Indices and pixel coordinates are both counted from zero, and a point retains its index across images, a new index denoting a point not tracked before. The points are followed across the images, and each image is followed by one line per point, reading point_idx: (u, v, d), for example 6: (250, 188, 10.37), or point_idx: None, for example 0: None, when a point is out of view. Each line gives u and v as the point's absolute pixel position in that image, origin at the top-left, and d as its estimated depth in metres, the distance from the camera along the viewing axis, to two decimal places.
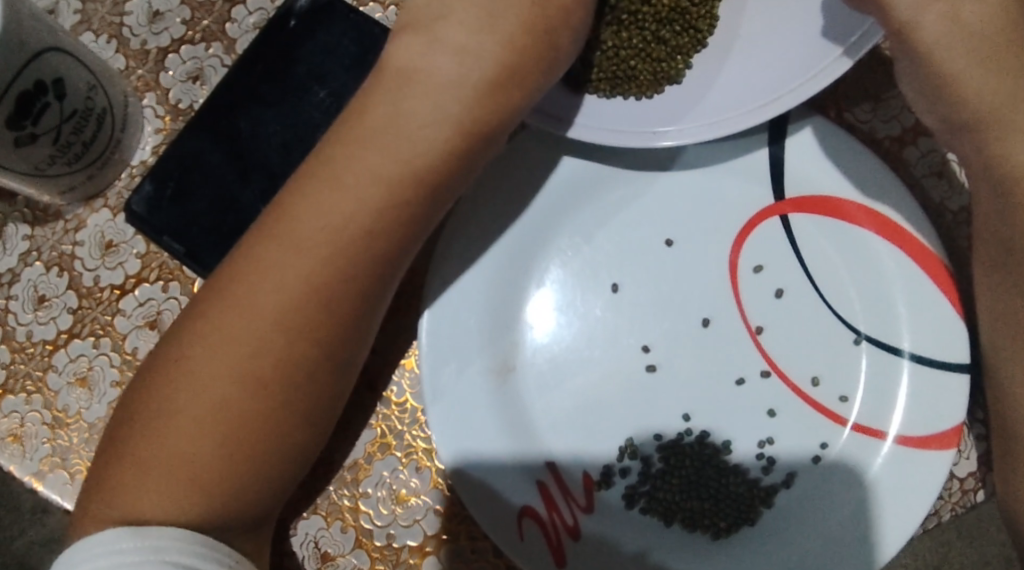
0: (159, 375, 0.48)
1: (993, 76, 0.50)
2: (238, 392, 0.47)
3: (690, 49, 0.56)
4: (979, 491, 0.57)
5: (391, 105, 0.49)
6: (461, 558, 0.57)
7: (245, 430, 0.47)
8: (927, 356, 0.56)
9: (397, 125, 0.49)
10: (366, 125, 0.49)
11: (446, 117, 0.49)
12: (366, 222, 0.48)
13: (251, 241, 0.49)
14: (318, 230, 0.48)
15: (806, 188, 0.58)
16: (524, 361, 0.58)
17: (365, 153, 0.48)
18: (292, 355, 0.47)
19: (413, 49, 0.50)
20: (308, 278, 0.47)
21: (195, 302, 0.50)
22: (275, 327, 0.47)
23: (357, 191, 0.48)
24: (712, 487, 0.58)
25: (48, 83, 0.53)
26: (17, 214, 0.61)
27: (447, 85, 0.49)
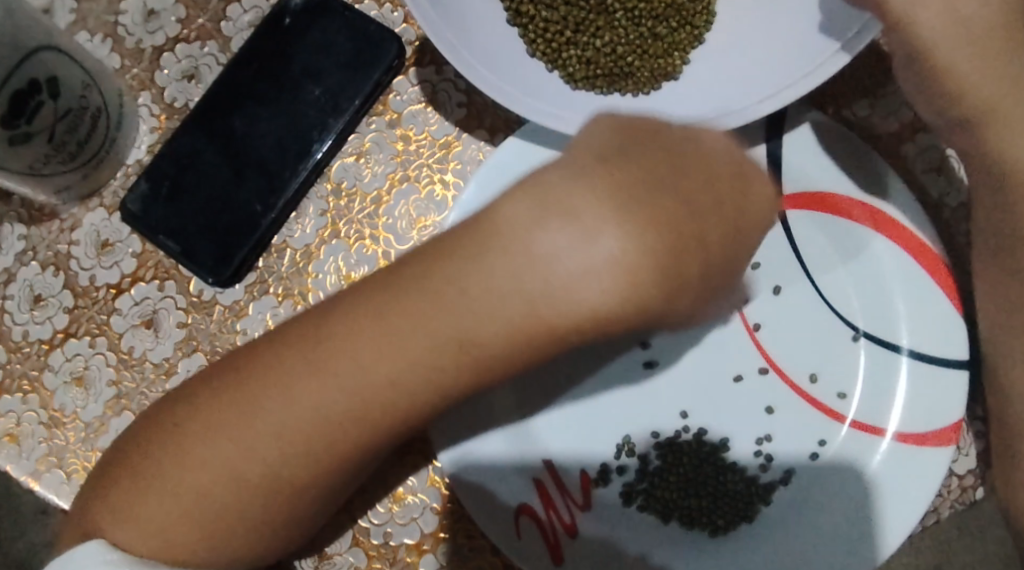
0: (161, 430, 0.45)
1: (992, 70, 0.50)
2: (229, 487, 0.43)
3: (688, 45, 0.56)
4: (978, 488, 0.57)
5: (474, 261, 0.39)
6: (459, 557, 0.57)
7: (238, 523, 0.44)
8: (926, 352, 0.56)
9: (471, 281, 0.39)
10: (441, 265, 0.40)
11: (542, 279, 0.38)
12: (393, 375, 0.40)
13: (286, 334, 0.43)
14: (345, 368, 0.41)
15: (804, 183, 0.57)
16: (552, 454, 0.57)
17: (420, 295, 0.40)
18: (296, 481, 0.43)
19: (526, 203, 0.39)
20: (325, 412, 0.41)
21: (219, 372, 0.44)
22: (285, 457, 0.42)
23: (399, 340, 0.40)
24: (710, 485, 0.57)
25: (41, 81, 0.53)
26: (12, 214, 0.61)
27: (550, 298, 0.38)
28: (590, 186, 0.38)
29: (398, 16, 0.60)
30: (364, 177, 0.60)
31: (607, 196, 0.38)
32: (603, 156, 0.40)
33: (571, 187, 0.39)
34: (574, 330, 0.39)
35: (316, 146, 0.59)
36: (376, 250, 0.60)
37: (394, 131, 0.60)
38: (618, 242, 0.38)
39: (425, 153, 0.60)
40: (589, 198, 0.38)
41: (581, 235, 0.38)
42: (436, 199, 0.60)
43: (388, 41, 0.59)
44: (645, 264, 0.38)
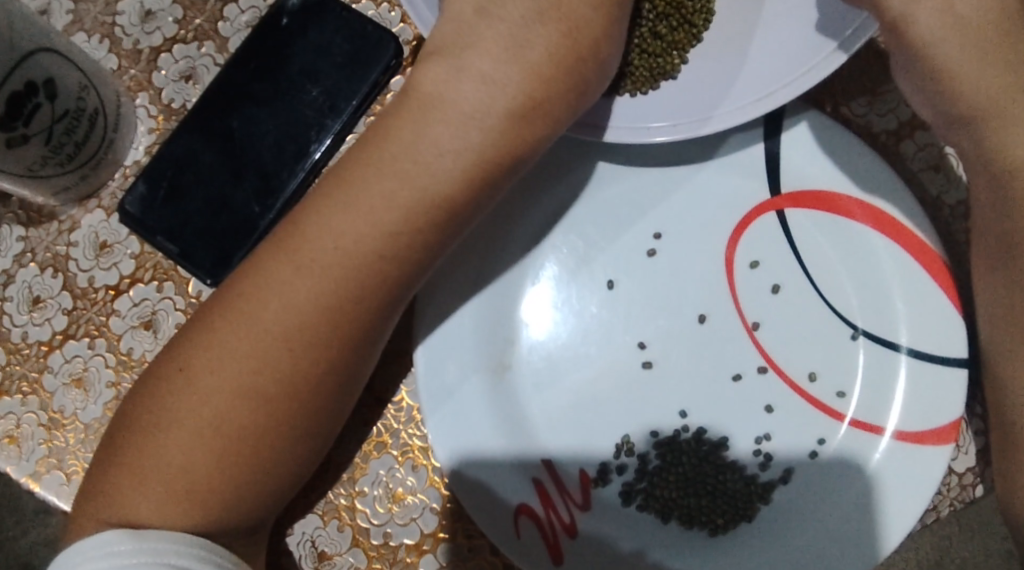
0: (161, 381, 0.48)
1: (990, 69, 0.50)
2: (236, 406, 0.47)
3: (687, 44, 0.55)
4: (978, 485, 0.57)
5: (411, 132, 0.49)
6: (458, 557, 0.57)
7: (250, 441, 0.47)
8: (925, 350, 0.56)
9: (413, 153, 0.48)
10: (384, 142, 0.49)
11: (462, 143, 0.48)
12: (375, 246, 0.48)
13: (263, 253, 0.49)
14: (329, 252, 0.47)
15: (802, 183, 0.57)
16: (519, 359, 0.58)
17: (381, 174, 0.48)
18: (295, 370, 0.47)
19: (436, 70, 0.50)
20: (311, 298, 0.47)
21: (204, 310, 0.49)
22: (281, 347, 0.47)
23: (369, 216, 0.48)
24: (708, 483, 0.58)
25: (38, 84, 0.53)
26: (11, 216, 0.61)
27: (472, 107, 0.49)
28: (481, 56, 0.50)
29: (395, 16, 0.61)
30: None
31: (493, 75, 0.49)
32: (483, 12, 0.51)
33: (468, 53, 0.50)
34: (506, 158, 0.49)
35: (314, 147, 0.59)
36: None
37: None
38: (524, 70, 0.50)
39: None
40: (485, 57, 0.50)
41: (485, 77, 0.49)
42: None
43: (385, 41, 0.59)
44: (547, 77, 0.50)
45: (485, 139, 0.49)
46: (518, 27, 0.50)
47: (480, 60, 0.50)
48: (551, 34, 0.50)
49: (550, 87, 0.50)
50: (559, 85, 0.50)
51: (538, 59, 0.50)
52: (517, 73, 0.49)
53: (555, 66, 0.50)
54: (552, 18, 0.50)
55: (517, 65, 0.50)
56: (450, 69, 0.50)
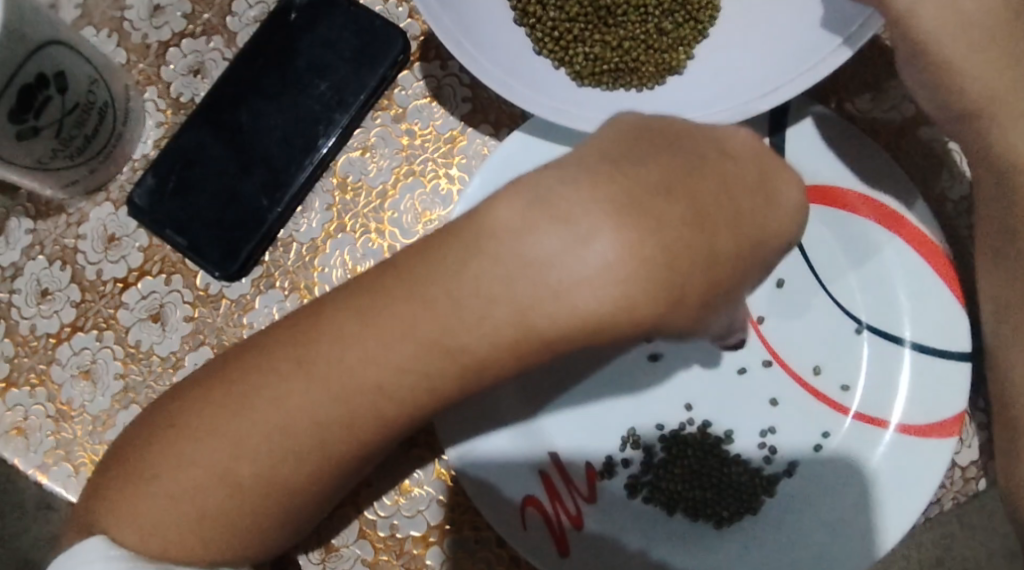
0: (154, 428, 0.44)
1: (993, 64, 0.50)
2: (219, 488, 0.42)
3: (692, 41, 0.56)
4: (981, 479, 0.57)
5: (459, 262, 0.39)
6: (464, 548, 0.58)
7: (226, 525, 0.43)
8: (928, 343, 0.56)
9: (457, 284, 0.39)
10: (431, 265, 0.39)
11: (518, 308, 0.38)
12: (381, 379, 0.40)
13: (279, 336, 0.42)
14: (337, 371, 0.40)
15: (808, 176, 0.57)
16: (557, 424, 0.58)
17: (410, 300, 0.39)
18: (276, 477, 0.42)
19: (517, 208, 0.38)
20: (311, 416, 0.41)
21: (212, 370, 0.44)
22: (271, 454, 0.42)
23: (386, 345, 0.40)
24: (714, 477, 0.57)
25: (50, 76, 0.53)
26: (19, 208, 0.62)
27: (539, 268, 0.37)
28: (591, 195, 0.37)
29: (402, 12, 0.60)
30: (369, 171, 0.60)
31: (592, 212, 0.37)
32: (614, 158, 0.39)
33: (562, 201, 0.38)
34: (564, 342, 0.39)
35: (321, 141, 0.59)
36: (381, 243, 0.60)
37: (399, 125, 0.60)
38: (620, 239, 0.37)
39: (431, 147, 0.60)
40: (582, 212, 0.37)
41: (576, 237, 0.37)
42: (441, 193, 0.60)
43: (393, 35, 0.59)
44: (644, 260, 0.37)
45: (543, 307, 0.38)
46: (638, 169, 0.38)
47: (588, 205, 0.37)
48: (673, 217, 0.37)
49: (647, 267, 0.37)
50: (654, 288, 0.37)
51: (641, 241, 0.37)
52: (612, 250, 0.37)
53: (657, 252, 0.37)
54: (680, 197, 0.38)
55: (617, 233, 0.37)
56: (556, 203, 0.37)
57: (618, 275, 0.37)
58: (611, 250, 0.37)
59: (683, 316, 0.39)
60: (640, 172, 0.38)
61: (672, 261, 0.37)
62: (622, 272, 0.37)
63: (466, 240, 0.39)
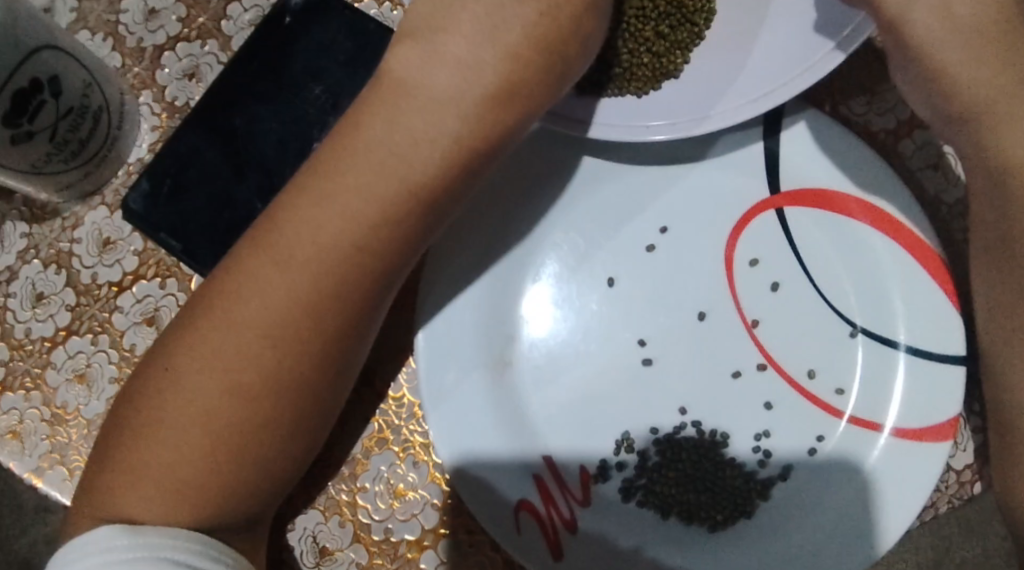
0: (147, 381, 0.48)
1: (986, 68, 0.50)
2: (225, 403, 0.46)
3: (689, 43, 0.55)
4: (976, 483, 0.57)
5: (385, 123, 0.47)
6: (459, 553, 0.58)
7: (241, 443, 0.47)
8: (924, 348, 0.56)
9: (394, 145, 0.47)
10: (367, 136, 0.47)
11: (439, 131, 0.47)
12: (358, 239, 0.47)
13: (241, 250, 0.48)
14: (307, 246, 0.47)
15: (802, 181, 0.58)
16: (519, 357, 0.58)
17: (358, 173, 0.47)
18: (280, 369, 0.47)
19: (411, 57, 0.48)
20: (295, 291, 0.47)
21: (186, 309, 0.49)
22: (262, 343, 0.47)
23: (348, 213, 0.47)
24: (709, 480, 0.58)
25: (44, 81, 0.53)
26: (14, 212, 0.62)
27: (446, 97, 0.47)
28: (458, 17, 0.48)
29: (397, 15, 0.61)
30: None
31: (449, 63, 0.48)
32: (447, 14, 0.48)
33: (440, 43, 0.48)
34: (487, 130, 0.48)
35: (316, 145, 0.59)
36: None
37: None
38: (495, 51, 0.48)
39: None
40: (457, 43, 0.48)
41: (456, 65, 0.48)
42: None
43: (387, 40, 0.59)
44: (519, 53, 0.48)
45: (467, 126, 0.47)
46: (480, 32, 0.48)
47: (456, 57, 0.48)
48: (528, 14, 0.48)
49: (525, 62, 0.48)
50: (522, 99, 0.48)
51: (512, 46, 0.48)
52: (488, 52, 0.48)
53: (534, 49, 0.48)
54: None
55: (494, 43, 0.48)
56: (423, 60, 0.48)
57: (513, 80, 0.48)
58: (491, 52, 0.48)
59: (569, 69, 0.50)
60: None
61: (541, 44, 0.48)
62: (505, 73, 0.48)
63: (384, 102, 0.47)
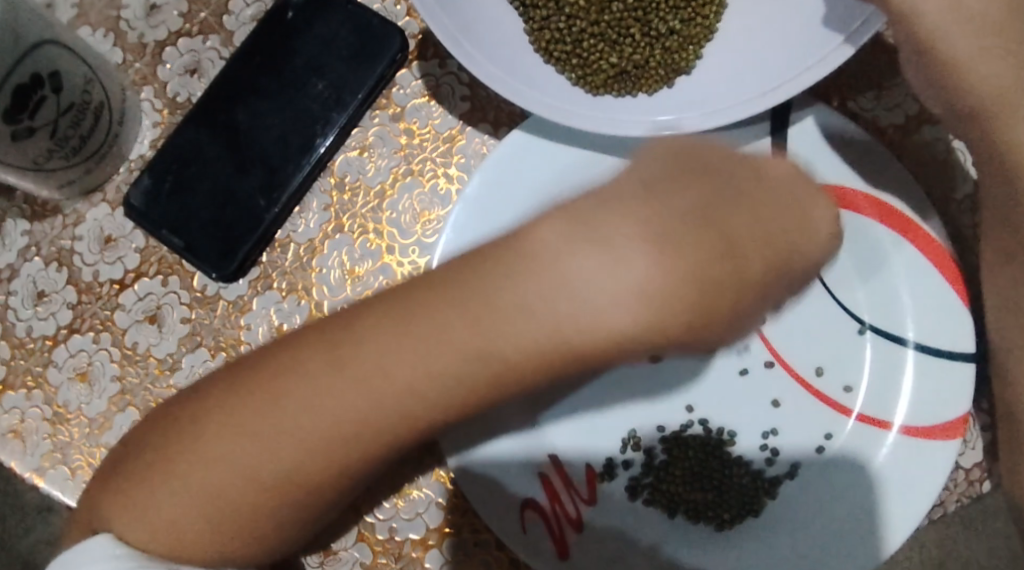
0: (185, 421, 0.46)
1: (999, 61, 0.49)
2: (258, 486, 0.44)
3: (703, 37, 0.54)
4: (985, 481, 0.57)
5: (557, 253, 0.41)
6: (463, 552, 0.57)
7: (247, 522, 0.45)
8: (932, 345, 0.55)
9: (517, 292, 0.41)
10: (491, 284, 0.42)
11: (620, 287, 0.41)
12: (477, 359, 0.42)
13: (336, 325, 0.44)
14: (423, 348, 0.42)
15: (812, 177, 0.56)
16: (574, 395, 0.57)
17: (459, 311, 0.42)
18: (326, 477, 0.44)
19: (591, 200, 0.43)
20: (383, 403, 0.42)
21: (247, 358, 0.46)
22: (319, 448, 0.43)
23: (488, 330, 0.41)
24: (716, 478, 0.57)
25: (44, 76, 0.53)
26: (15, 209, 0.61)
27: (637, 245, 0.41)
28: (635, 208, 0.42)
29: (401, 10, 0.60)
30: (367, 171, 0.60)
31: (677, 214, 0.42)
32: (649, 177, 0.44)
33: (601, 213, 0.42)
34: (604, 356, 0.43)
35: (319, 141, 0.59)
36: (391, 260, 0.59)
37: (397, 124, 0.60)
38: (650, 260, 0.41)
39: (429, 146, 0.60)
40: (616, 217, 0.42)
41: (619, 259, 0.41)
42: (439, 192, 0.60)
43: (390, 34, 0.58)
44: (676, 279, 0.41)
45: (648, 319, 0.42)
46: (631, 227, 0.42)
47: (694, 247, 0.42)
48: None
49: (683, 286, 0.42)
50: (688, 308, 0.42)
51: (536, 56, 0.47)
52: (644, 268, 0.41)
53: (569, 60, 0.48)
54: None
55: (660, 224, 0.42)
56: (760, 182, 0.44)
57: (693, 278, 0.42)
58: (642, 271, 0.41)
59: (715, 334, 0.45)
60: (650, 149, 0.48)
61: (706, 283, 0.42)
62: (652, 293, 0.41)
63: (578, 229, 0.42)
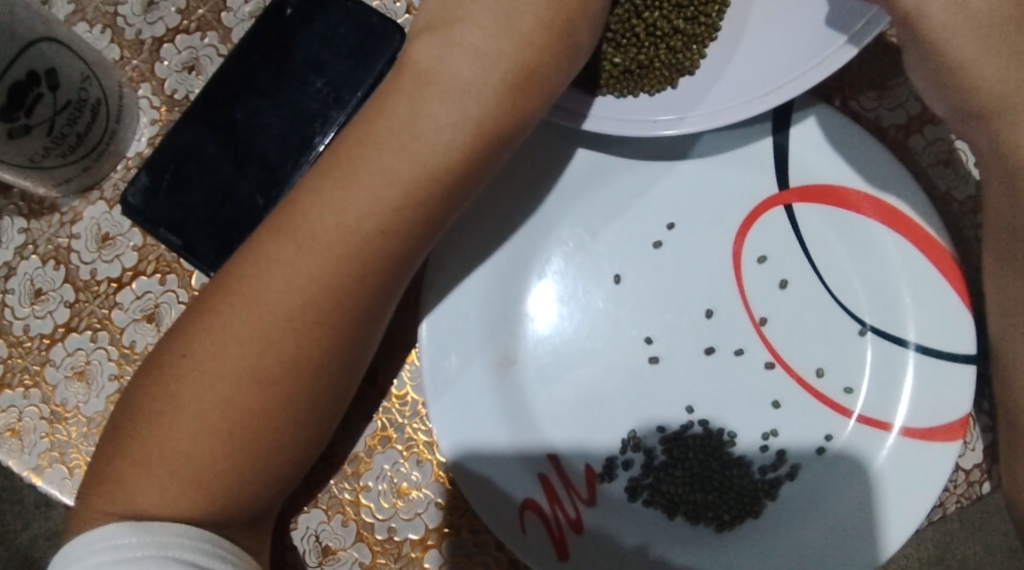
0: (156, 374, 0.47)
1: (1003, 63, 0.49)
2: (237, 392, 0.46)
3: (706, 37, 0.54)
4: (985, 482, 0.56)
5: (408, 110, 0.47)
6: (462, 552, 0.57)
7: (257, 432, 0.46)
8: (933, 347, 0.55)
9: (415, 125, 0.47)
10: (382, 117, 0.47)
11: (458, 119, 0.47)
12: (384, 218, 0.47)
13: (258, 238, 0.48)
14: (339, 223, 0.47)
15: (811, 178, 0.57)
16: (524, 351, 0.58)
17: (380, 182, 0.47)
18: (296, 359, 0.47)
19: (430, 45, 0.48)
20: (314, 276, 0.46)
21: (198, 298, 0.49)
22: (281, 325, 0.46)
23: (387, 182, 0.47)
24: (716, 480, 0.57)
25: (40, 73, 0.52)
26: (12, 207, 0.61)
27: (463, 83, 0.47)
28: (465, 30, 0.48)
29: (399, 7, 0.61)
30: None
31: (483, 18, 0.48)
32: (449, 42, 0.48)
33: (445, 63, 0.48)
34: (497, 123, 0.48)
35: (319, 139, 0.58)
36: None
37: None
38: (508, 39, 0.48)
39: None
40: (463, 67, 0.48)
41: (472, 48, 0.48)
42: None
43: (390, 32, 0.58)
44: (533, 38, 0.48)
45: (491, 111, 0.47)
46: (455, 102, 0.47)
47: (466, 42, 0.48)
48: None
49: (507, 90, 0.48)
50: (534, 87, 0.48)
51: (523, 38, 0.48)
52: (468, 67, 0.48)
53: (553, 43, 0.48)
54: None
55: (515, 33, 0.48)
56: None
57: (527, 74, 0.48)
58: (488, 76, 0.48)
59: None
60: (457, 49, 0.48)
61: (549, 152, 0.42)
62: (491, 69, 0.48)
63: (408, 91, 0.47)
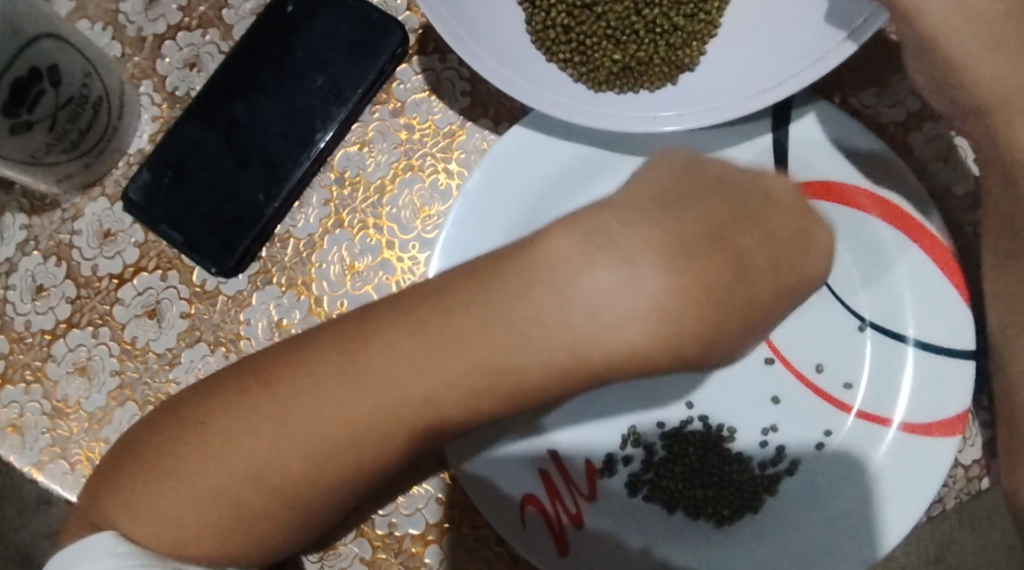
0: (175, 426, 0.46)
1: (1001, 60, 0.49)
2: (248, 490, 0.44)
3: (706, 34, 0.54)
4: (984, 478, 0.57)
5: (531, 303, 0.43)
6: (463, 547, 0.57)
7: (257, 520, 0.45)
8: (933, 342, 0.55)
9: (541, 323, 0.42)
10: (517, 298, 0.43)
11: (585, 328, 0.42)
12: (445, 388, 0.43)
13: (319, 348, 0.45)
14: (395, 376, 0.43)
15: (811, 172, 0.57)
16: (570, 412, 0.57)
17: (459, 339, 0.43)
18: (311, 484, 0.44)
19: (581, 261, 0.43)
20: (359, 420, 0.43)
21: (242, 368, 0.46)
22: (307, 460, 0.44)
23: (457, 356, 0.43)
24: (716, 475, 0.57)
25: (43, 69, 0.52)
26: (14, 203, 0.61)
27: (607, 336, 0.42)
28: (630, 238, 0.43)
29: (401, 3, 0.60)
30: (367, 165, 0.60)
31: (690, 252, 0.43)
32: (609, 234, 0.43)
33: (623, 232, 0.43)
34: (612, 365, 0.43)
35: (319, 135, 0.59)
36: (391, 256, 0.59)
37: (397, 119, 0.60)
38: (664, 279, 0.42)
39: (429, 142, 0.60)
40: (627, 237, 0.43)
41: (629, 270, 0.42)
42: (439, 187, 0.60)
43: (391, 28, 0.58)
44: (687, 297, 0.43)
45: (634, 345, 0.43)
46: (611, 290, 0.42)
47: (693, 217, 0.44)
48: None
49: (669, 316, 0.42)
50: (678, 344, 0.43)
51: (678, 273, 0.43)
52: (628, 279, 0.42)
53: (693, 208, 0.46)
54: None
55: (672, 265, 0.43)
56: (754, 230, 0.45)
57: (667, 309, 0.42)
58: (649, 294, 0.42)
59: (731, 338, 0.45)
60: (623, 242, 0.43)
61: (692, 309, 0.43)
62: (652, 307, 0.42)
63: (541, 282, 0.43)
